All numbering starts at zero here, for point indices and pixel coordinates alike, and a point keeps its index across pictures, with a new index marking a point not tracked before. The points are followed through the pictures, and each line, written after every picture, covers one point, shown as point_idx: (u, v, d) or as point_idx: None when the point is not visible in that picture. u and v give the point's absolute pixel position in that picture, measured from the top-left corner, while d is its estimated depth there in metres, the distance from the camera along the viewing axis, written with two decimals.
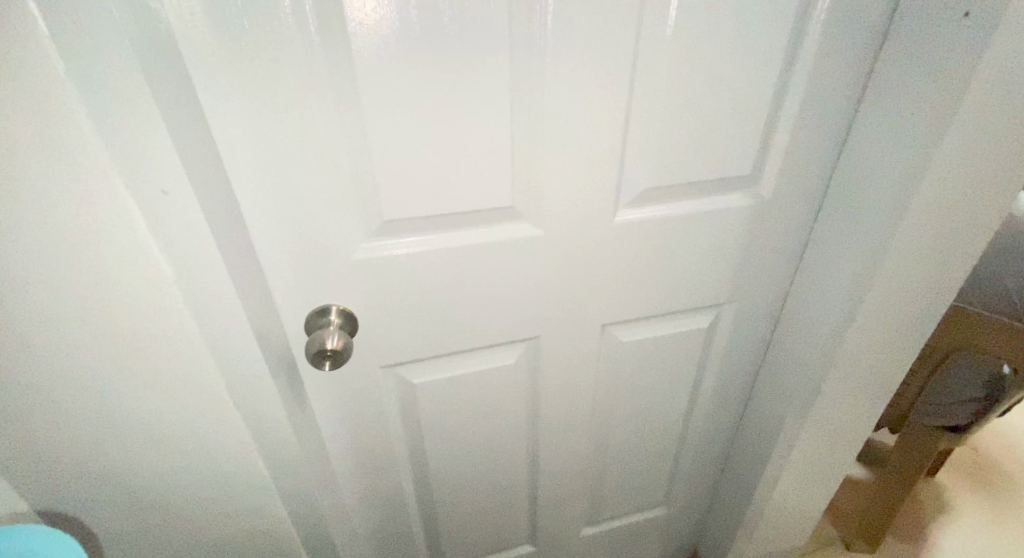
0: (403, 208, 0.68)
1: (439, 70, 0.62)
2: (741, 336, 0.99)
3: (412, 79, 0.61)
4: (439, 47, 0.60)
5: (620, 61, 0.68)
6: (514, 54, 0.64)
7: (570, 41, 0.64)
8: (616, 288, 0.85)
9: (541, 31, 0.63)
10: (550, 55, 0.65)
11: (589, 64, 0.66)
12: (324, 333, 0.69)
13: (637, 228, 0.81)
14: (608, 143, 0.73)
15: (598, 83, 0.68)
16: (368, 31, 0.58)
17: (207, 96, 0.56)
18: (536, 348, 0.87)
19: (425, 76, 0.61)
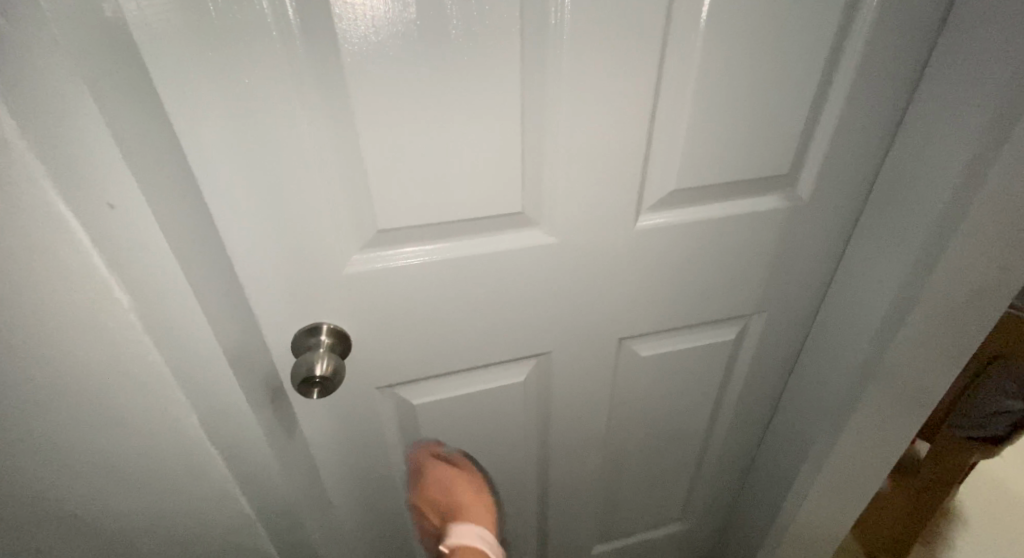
0: (398, 217, 0.61)
1: (440, 62, 0.54)
2: (769, 348, 0.91)
3: (408, 72, 0.53)
4: (439, 38, 0.53)
5: (646, 51, 0.59)
6: (526, 42, 0.56)
7: (589, 27, 0.56)
8: (636, 300, 0.78)
9: (555, 16, 0.55)
10: (566, 45, 0.56)
11: (610, 55, 0.58)
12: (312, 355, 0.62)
13: (660, 235, 0.73)
14: (631, 143, 0.65)
15: (620, 77, 0.60)
16: (356, 19, 0.50)
17: (169, 94, 0.49)
18: (548, 365, 0.79)
19: (422, 71, 0.54)
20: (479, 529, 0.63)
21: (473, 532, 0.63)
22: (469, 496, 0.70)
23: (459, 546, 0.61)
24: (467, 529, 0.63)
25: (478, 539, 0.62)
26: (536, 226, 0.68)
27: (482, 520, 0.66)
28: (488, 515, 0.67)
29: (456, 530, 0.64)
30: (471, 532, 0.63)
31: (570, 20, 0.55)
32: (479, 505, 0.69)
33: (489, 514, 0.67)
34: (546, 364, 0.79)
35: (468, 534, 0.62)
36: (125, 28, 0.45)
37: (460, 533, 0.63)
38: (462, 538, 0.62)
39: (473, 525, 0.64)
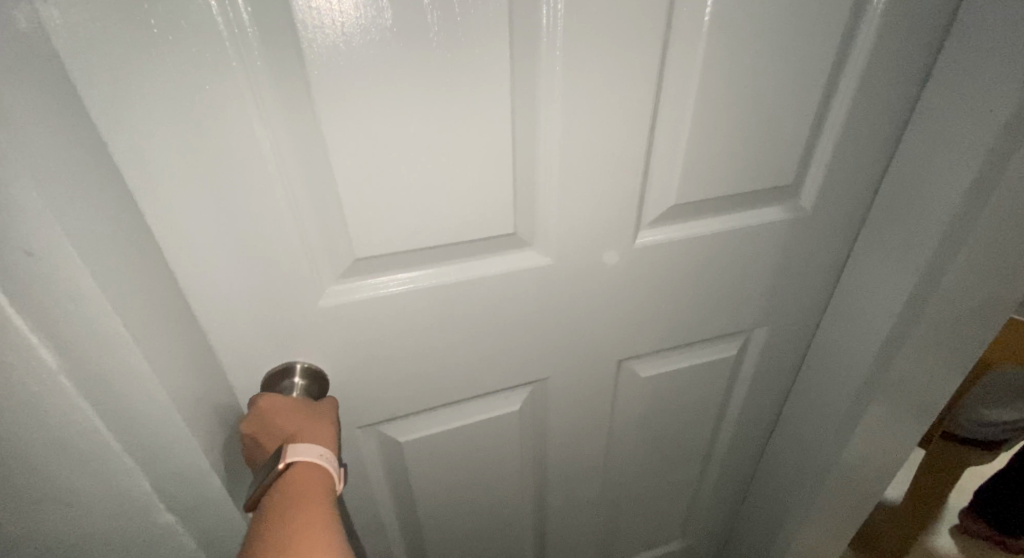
0: (377, 244, 0.54)
1: (422, 75, 0.48)
2: (771, 362, 0.87)
3: (386, 86, 0.48)
4: (420, 49, 0.47)
5: (641, 58, 0.55)
6: (515, 50, 0.51)
7: (581, 33, 0.52)
8: (636, 320, 0.73)
9: (545, 21, 0.51)
10: (560, 51, 0.52)
11: (604, 63, 0.54)
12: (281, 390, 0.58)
13: (660, 253, 0.68)
14: (629, 156, 0.60)
15: (616, 85, 0.55)
16: (325, 28, 0.44)
17: (107, 115, 0.42)
18: (543, 394, 0.74)
19: (401, 85, 0.48)
20: (322, 447, 0.52)
21: (316, 451, 0.52)
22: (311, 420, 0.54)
23: (298, 465, 0.51)
24: (310, 448, 0.51)
25: (322, 461, 0.52)
26: (527, 248, 0.62)
27: (324, 439, 0.53)
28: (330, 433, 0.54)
29: (293, 446, 0.51)
30: (312, 449, 0.52)
31: (563, 25, 0.51)
32: (318, 430, 0.54)
33: (331, 436, 0.54)
34: (541, 392, 0.74)
35: (309, 453, 0.51)
36: (59, 42, 0.39)
37: (300, 452, 0.51)
38: (302, 456, 0.51)
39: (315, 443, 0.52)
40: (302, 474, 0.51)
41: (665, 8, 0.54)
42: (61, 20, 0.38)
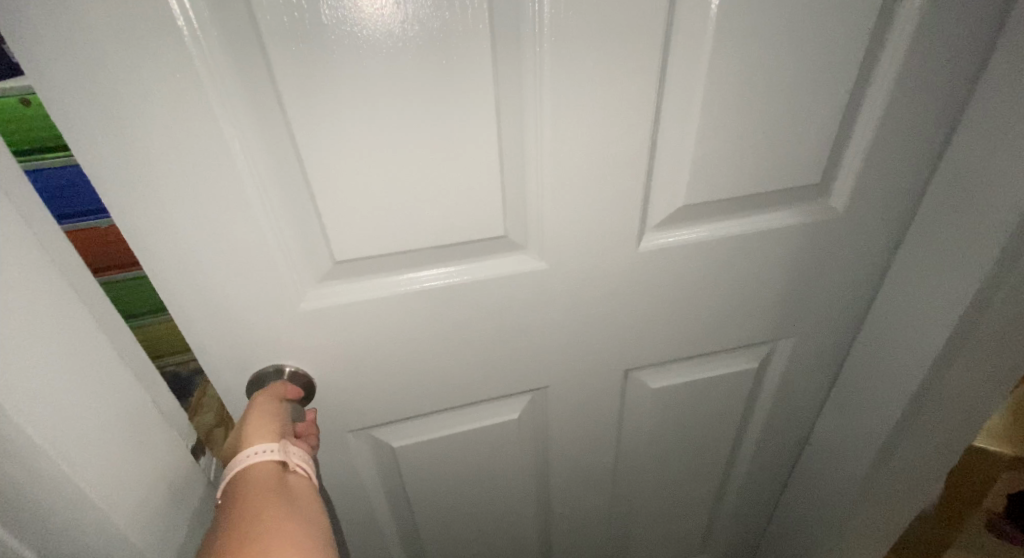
0: (364, 245, 0.53)
1: (399, 74, 0.46)
2: (801, 374, 0.81)
3: (363, 84, 0.46)
4: (396, 46, 0.45)
5: (641, 49, 0.51)
6: (499, 43, 0.48)
7: (573, 23, 0.48)
8: (646, 327, 0.68)
9: (531, 12, 0.47)
10: (547, 46, 0.49)
11: (598, 56, 0.50)
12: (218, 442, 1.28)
13: (668, 256, 0.64)
14: (630, 153, 0.56)
15: (612, 78, 0.52)
16: (298, 27, 0.43)
17: (73, 121, 0.42)
18: (544, 401, 0.71)
19: (379, 82, 0.46)
20: (257, 445, 0.51)
21: (250, 454, 0.50)
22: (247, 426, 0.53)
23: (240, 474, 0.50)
24: (242, 456, 0.50)
25: (261, 457, 0.50)
26: (520, 251, 0.59)
27: (265, 433, 0.52)
28: (267, 428, 0.52)
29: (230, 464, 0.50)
30: (244, 455, 0.50)
31: (548, 18, 0.47)
32: (255, 428, 0.52)
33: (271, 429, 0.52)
34: (542, 401, 0.71)
35: (244, 460, 0.50)
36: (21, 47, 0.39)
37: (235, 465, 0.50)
38: (233, 470, 0.50)
39: (248, 447, 0.51)
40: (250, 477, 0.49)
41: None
42: (24, 27, 0.38)
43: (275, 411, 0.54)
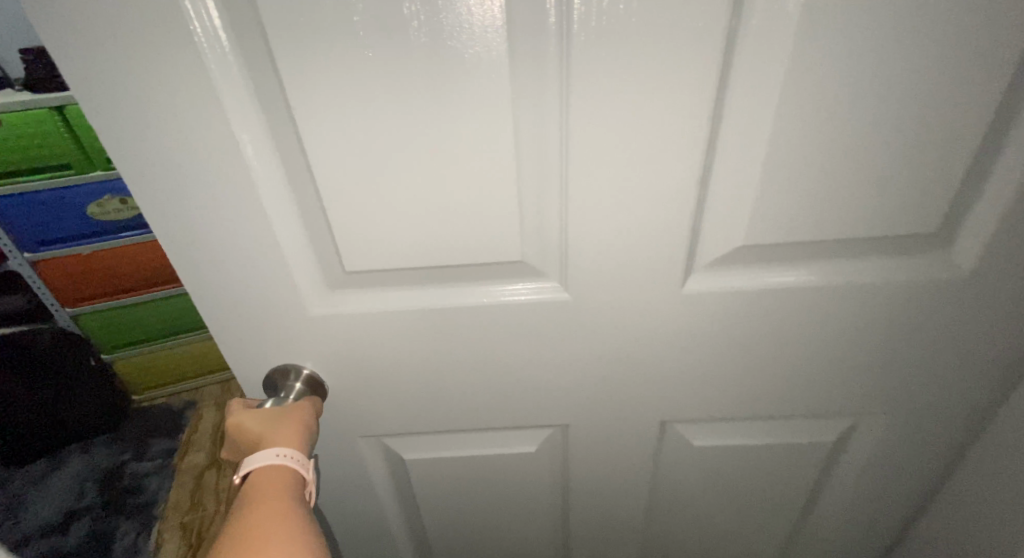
0: (379, 257, 0.52)
1: (412, 85, 0.44)
2: (895, 458, 0.67)
3: (376, 96, 0.44)
4: (409, 57, 0.43)
5: (695, 67, 0.43)
6: (521, 54, 0.43)
7: (609, 34, 0.42)
8: (690, 377, 0.60)
9: (559, 20, 0.42)
10: (577, 58, 0.43)
11: (639, 72, 0.43)
12: (211, 440, 1.55)
13: (721, 302, 0.55)
14: (676, 185, 0.48)
15: (656, 98, 0.44)
16: (312, 38, 0.42)
17: (104, 123, 0.44)
18: (566, 439, 0.65)
19: (392, 93, 0.44)
20: (307, 451, 0.52)
21: (301, 455, 0.51)
22: (297, 424, 0.53)
23: (281, 465, 0.49)
24: (295, 452, 0.50)
25: (306, 465, 0.51)
26: (543, 280, 0.54)
27: (309, 442, 0.53)
28: (311, 439, 0.54)
29: (280, 451, 0.50)
30: (294, 450, 0.51)
31: (577, 29, 0.42)
32: (306, 432, 0.53)
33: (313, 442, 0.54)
34: (563, 438, 0.65)
35: (296, 457, 0.50)
36: (56, 50, 0.41)
37: (287, 455, 0.50)
38: (283, 457, 0.49)
39: (297, 445, 0.51)
40: (289, 475, 0.49)
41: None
42: (60, 30, 0.40)
43: (311, 427, 0.54)
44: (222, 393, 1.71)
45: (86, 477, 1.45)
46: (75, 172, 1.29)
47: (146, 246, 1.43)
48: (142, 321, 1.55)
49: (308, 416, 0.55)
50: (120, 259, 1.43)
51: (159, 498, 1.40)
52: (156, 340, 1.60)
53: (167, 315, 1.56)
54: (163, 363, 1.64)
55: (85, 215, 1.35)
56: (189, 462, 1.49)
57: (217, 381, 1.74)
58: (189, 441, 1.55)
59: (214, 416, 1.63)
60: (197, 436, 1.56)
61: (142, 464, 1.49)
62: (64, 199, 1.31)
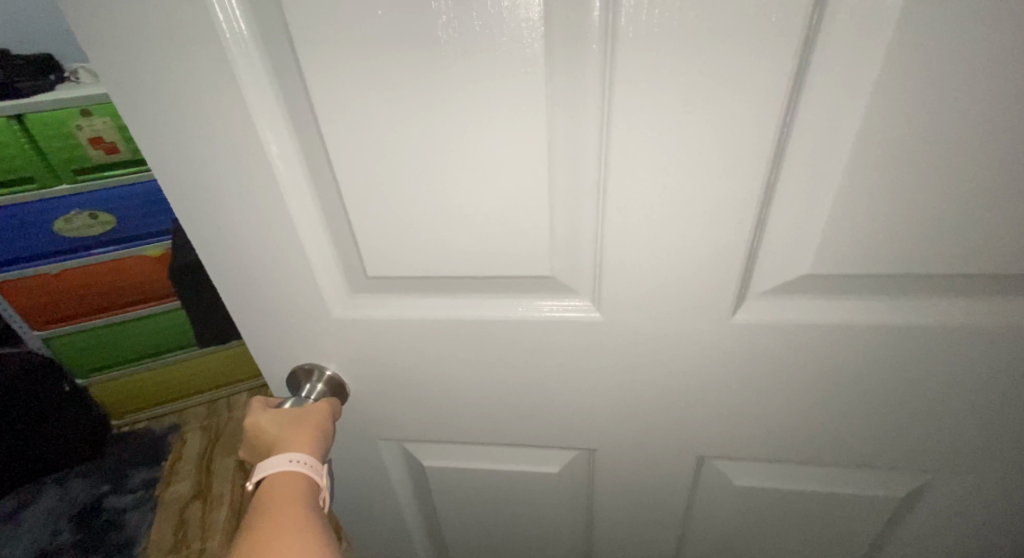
0: (404, 262, 0.49)
1: (443, 83, 0.40)
2: (970, 520, 0.59)
3: (403, 95, 0.40)
4: (441, 53, 0.39)
5: (769, 72, 0.37)
6: (564, 51, 0.38)
7: (667, 32, 0.36)
8: (734, 412, 0.54)
9: (609, 15, 0.36)
10: (627, 58, 0.37)
11: (702, 76, 0.37)
12: (197, 469, 1.39)
13: (779, 336, 0.49)
14: (735, 208, 0.42)
15: (719, 106, 0.38)
16: (339, 31, 0.39)
17: (130, 114, 0.43)
18: (594, 462, 0.61)
19: (420, 92, 0.40)
20: (320, 455, 0.49)
21: (314, 460, 0.48)
22: (309, 427, 0.50)
23: (295, 472, 0.47)
24: (308, 457, 0.48)
25: (319, 469, 0.49)
26: (576, 297, 0.49)
27: (324, 444, 0.51)
28: (327, 441, 0.51)
29: (293, 457, 0.47)
30: (307, 456, 0.48)
31: (630, 25, 0.36)
32: (320, 434, 0.51)
33: (328, 442, 0.51)
34: (589, 462, 0.61)
35: (310, 462, 0.48)
36: (86, 35, 0.40)
37: (300, 462, 0.47)
38: (297, 467, 0.47)
39: (310, 450, 0.49)
40: (303, 483, 0.47)
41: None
42: (90, 15, 0.39)
43: (327, 428, 0.52)
44: (206, 415, 1.54)
45: (60, 513, 1.29)
46: (39, 187, 1.15)
47: (134, 258, 1.29)
48: (122, 342, 1.39)
49: (321, 414, 0.52)
50: (99, 276, 1.28)
51: (140, 534, 1.24)
52: (140, 361, 1.44)
53: (150, 333, 1.40)
54: (147, 386, 1.48)
55: (54, 232, 1.20)
56: (173, 493, 1.33)
57: (198, 402, 1.57)
58: (173, 471, 1.39)
59: (198, 441, 1.46)
60: (181, 465, 1.40)
61: (122, 497, 1.32)
62: (21, 217, 1.16)
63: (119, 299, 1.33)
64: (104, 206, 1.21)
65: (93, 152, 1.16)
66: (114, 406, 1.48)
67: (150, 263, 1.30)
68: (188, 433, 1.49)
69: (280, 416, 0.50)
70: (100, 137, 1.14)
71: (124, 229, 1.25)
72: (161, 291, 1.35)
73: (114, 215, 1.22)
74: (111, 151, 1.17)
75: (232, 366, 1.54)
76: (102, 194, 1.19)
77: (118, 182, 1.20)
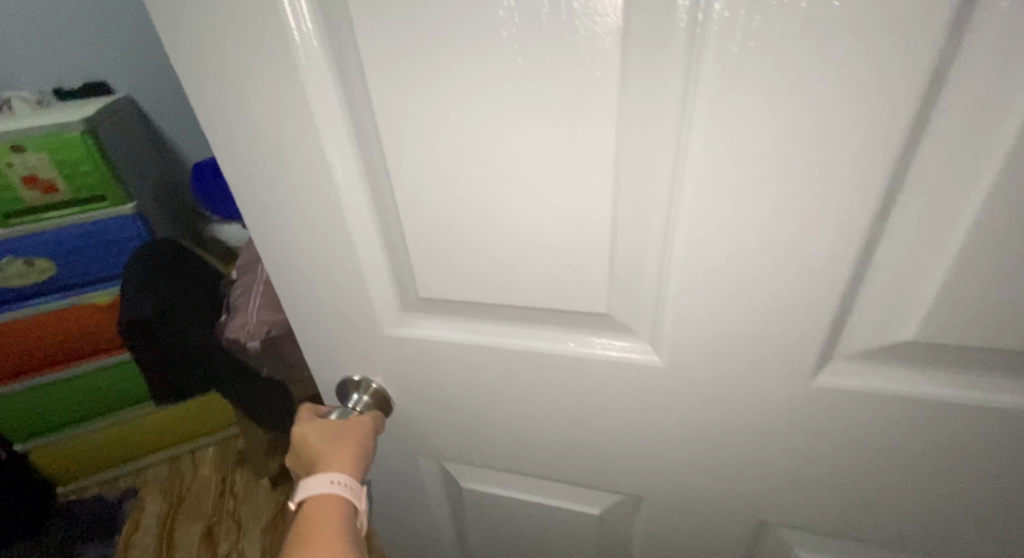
0: (457, 283, 0.47)
1: (510, 105, 0.37)
2: None
3: (468, 114, 0.39)
4: (511, 74, 0.36)
5: (885, 116, 0.31)
6: (645, 77, 0.35)
7: (767, 63, 0.32)
8: (803, 485, 0.48)
9: (700, 41, 0.32)
10: (715, 90, 0.33)
11: (802, 115, 0.33)
12: (155, 544, 1.25)
13: (864, 411, 0.42)
14: (828, 268, 0.37)
15: (819, 150, 0.33)
16: (409, 47, 0.37)
17: (204, 119, 0.43)
18: (637, 509, 0.57)
19: (486, 113, 0.38)
20: (356, 476, 0.47)
21: (349, 482, 0.46)
22: (347, 446, 0.48)
23: (329, 494, 0.45)
24: (343, 478, 0.46)
25: (355, 491, 0.46)
26: (634, 339, 0.46)
27: (362, 464, 0.48)
28: (365, 461, 0.49)
29: (328, 477, 0.45)
30: (342, 477, 0.46)
31: (723, 52, 0.32)
32: (359, 453, 0.48)
33: (367, 462, 0.49)
34: (634, 507, 0.57)
35: (344, 484, 0.45)
36: (170, 40, 0.40)
37: (334, 483, 0.45)
38: (331, 489, 0.45)
39: (346, 471, 0.46)
40: (336, 505, 0.45)
41: (949, 26, 0.29)
42: (173, 20, 0.40)
43: (367, 446, 0.50)
44: (167, 476, 1.40)
45: None
46: None
47: (81, 309, 1.15)
48: (59, 401, 1.24)
49: (362, 432, 0.50)
50: (47, 329, 1.15)
51: None
52: (98, 419, 1.30)
53: (88, 391, 1.25)
54: (105, 446, 1.35)
55: None
56: None
57: (157, 461, 1.42)
58: (130, 546, 1.26)
59: (159, 506, 1.33)
60: (137, 538, 1.27)
61: None
62: None
63: (71, 355, 1.20)
64: (43, 250, 1.07)
65: (28, 193, 1.02)
66: (60, 468, 1.33)
67: (98, 312, 1.16)
68: (146, 500, 1.34)
69: (322, 432, 0.49)
70: (34, 176, 1.01)
71: (65, 277, 1.12)
72: (112, 342, 1.21)
73: (52, 260, 1.09)
74: (57, 191, 1.04)
75: (200, 417, 1.41)
76: (38, 238, 1.06)
77: (62, 223, 1.06)
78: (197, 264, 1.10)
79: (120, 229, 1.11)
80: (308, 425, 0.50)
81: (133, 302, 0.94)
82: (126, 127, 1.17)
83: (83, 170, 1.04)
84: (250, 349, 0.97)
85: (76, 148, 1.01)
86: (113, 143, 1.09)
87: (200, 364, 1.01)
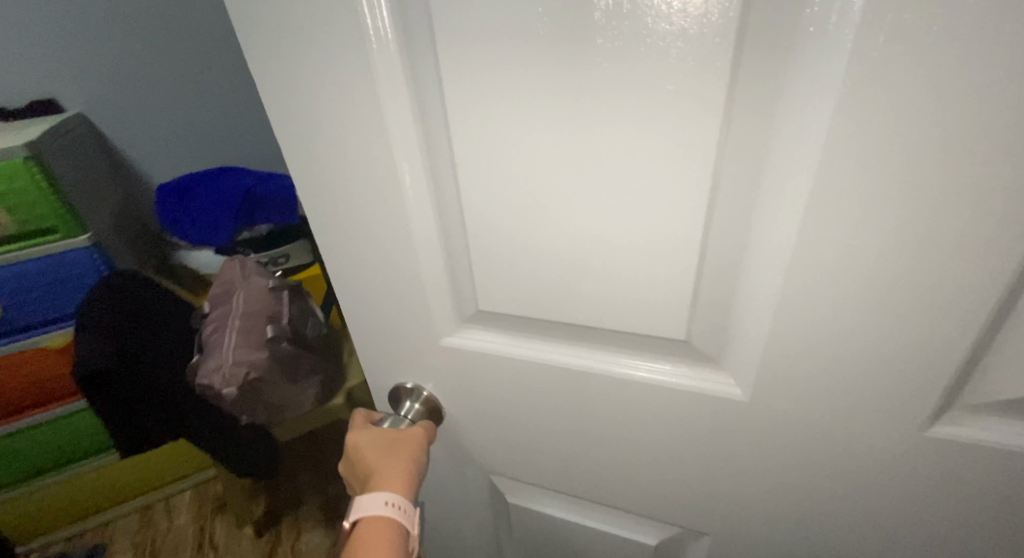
0: (524, 298, 0.44)
1: (601, 113, 0.34)
2: None
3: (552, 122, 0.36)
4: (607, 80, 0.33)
5: None
6: (761, 89, 0.31)
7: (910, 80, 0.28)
8: (890, 545, 0.44)
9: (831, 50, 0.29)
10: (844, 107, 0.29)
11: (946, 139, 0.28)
12: None
13: (978, 476, 0.37)
14: (955, 317, 0.33)
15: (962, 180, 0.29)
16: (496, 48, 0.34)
17: (275, 116, 0.42)
18: (696, 543, 0.54)
19: (573, 121, 0.35)
20: (408, 496, 0.45)
21: (401, 503, 0.44)
22: (399, 462, 0.46)
23: (381, 516, 0.43)
24: (395, 499, 0.44)
25: (408, 511, 0.44)
26: (714, 370, 0.42)
27: (413, 483, 0.46)
28: (417, 478, 0.47)
29: (379, 497, 0.43)
30: (394, 497, 0.44)
31: (859, 65, 0.28)
32: (411, 471, 0.46)
33: (419, 479, 0.47)
34: (694, 541, 0.54)
35: (396, 505, 0.43)
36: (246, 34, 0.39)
37: (385, 504, 0.43)
38: (383, 511, 0.43)
39: (398, 491, 0.44)
40: (388, 528, 0.43)
41: None
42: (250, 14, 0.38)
43: (420, 461, 0.47)
44: (138, 528, 1.25)
45: None
46: None
47: (35, 353, 1.04)
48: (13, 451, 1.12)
49: (415, 445, 0.48)
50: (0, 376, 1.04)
51: None
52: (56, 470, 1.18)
53: (42, 443, 1.13)
54: (65, 502, 1.21)
55: None
56: None
57: (125, 513, 1.28)
58: None
59: None
60: None
61: None
62: None
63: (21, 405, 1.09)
64: None
65: None
66: (15, 527, 1.19)
67: (52, 356, 1.06)
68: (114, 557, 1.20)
69: (375, 445, 0.47)
70: None
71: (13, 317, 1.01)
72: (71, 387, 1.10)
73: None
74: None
75: (169, 463, 1.28)
76: None
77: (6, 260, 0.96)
78: (155, 299, 0.98)
79: (73, 264, 1.02)
80: (362, 435, 0.48)
81: (90, 350, 0.79)
82: (75, 152, 1.07)
83: (26, 199, 0.94)
84: (227, 396, 0.86)
85: (17, 174, 0.91)
86: (61, 169, 0.99)
87: (162, 411, 0.88)
